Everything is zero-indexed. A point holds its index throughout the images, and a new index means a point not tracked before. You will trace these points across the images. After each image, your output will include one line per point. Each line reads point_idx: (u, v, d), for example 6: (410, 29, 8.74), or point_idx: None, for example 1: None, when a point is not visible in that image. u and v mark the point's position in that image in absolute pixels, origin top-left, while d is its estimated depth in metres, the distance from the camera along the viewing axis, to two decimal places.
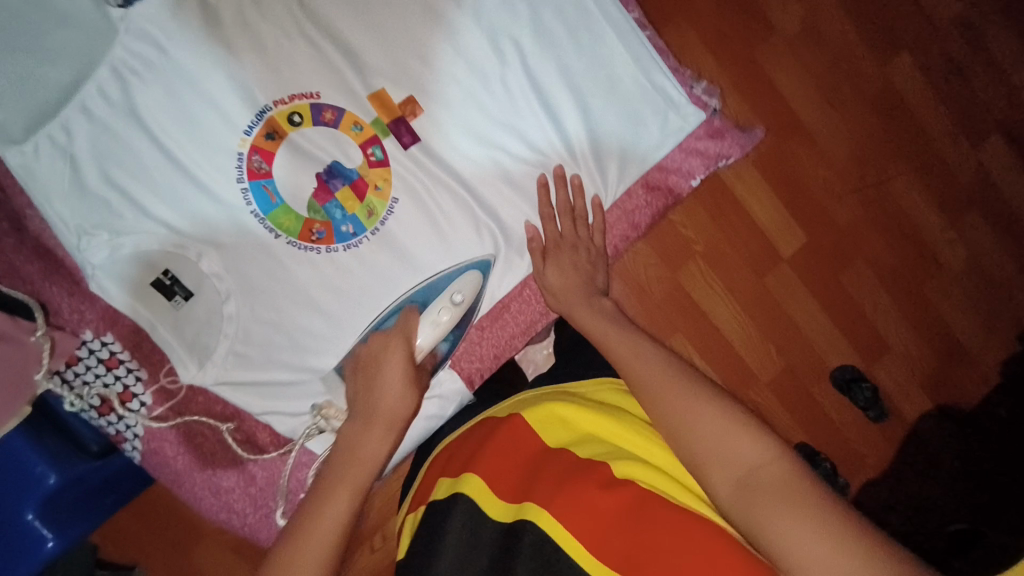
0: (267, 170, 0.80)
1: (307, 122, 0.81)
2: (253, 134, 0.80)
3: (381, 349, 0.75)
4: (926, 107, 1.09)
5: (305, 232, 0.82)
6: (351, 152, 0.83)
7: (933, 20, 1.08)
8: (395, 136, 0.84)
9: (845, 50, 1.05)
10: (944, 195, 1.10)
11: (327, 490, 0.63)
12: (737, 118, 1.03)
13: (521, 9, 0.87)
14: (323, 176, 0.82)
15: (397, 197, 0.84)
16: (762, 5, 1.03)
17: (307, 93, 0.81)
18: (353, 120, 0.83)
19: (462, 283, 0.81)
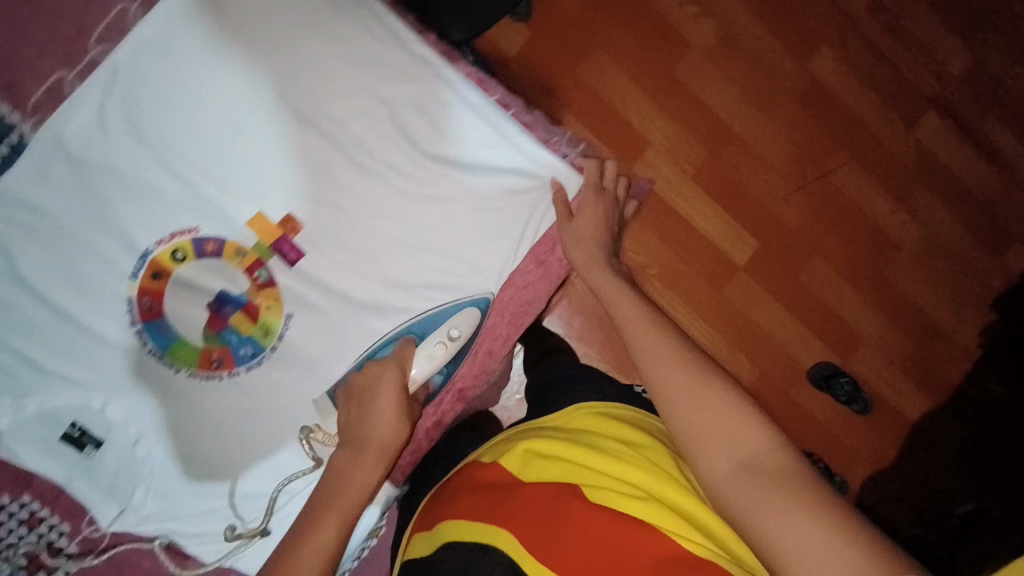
0: (159, 309, 0.76)
1: (191, 258, 0.77)
2: (140, 277, 0.76)
3: (372, 377, 0.75)
4: (855, 96, 1.09)
5: (203, 361, 0.77)
6: (237, 282, 0.78)
7: (846, 10, 1.08)
8: (280, 257, 0.78)
9: (763, 54, 1.06)
10: (888, 178, 1.10)
11: (314, 516, 0.66)
12: (666, 138, 1.04)
13: (367, 108, 0.78)
14: (215, 306, 0.77)
15: (289, 313, 0.79)
16: (672, 24, 1.03)
17: (186, 229, 0.77)
18: (236, 247, 0.78)
19: (461, 319, 0.79)
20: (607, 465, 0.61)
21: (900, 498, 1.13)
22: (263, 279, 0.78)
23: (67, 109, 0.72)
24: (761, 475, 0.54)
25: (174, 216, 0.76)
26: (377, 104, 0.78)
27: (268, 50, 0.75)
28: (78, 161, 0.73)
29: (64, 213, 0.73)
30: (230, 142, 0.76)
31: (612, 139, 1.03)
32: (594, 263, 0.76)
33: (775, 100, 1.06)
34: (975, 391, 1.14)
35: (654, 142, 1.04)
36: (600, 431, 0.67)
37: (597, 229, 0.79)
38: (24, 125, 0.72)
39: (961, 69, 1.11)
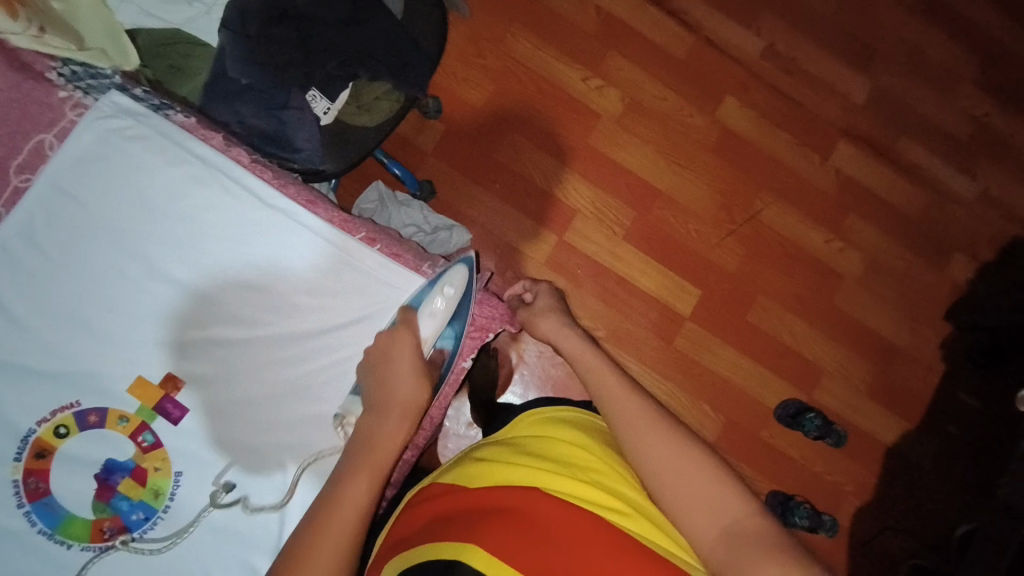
0: (46, 487, 0.72)
1: (74, 431, 0.73)
2: (24, 458, 0.71)
3: (389, 342, 0.71)
4: (767, 137, 1.13)
5: (95, 534, 0.72)
6: (123, 450, 0.74)
7: (743, 61, 1.13)
8: (164, 416, 0.75)
9: (671, 112, 1.10)
10: (815, 209, 1.13)
11: (349, 472, 0.62)
12: (593, 205, 1.08)
13: (230, 263, 0.78)
14: (103, 475, 0.72)
15: (179, 470, 0.74)
16: (580, 99, 1.09)
17: (67, 403, 0.73)
18: (119, 413, 0.74)
19: (451, 274, 0.74)
20: (566, 474, 0.58)
21: (893, 526, 1.09)
22: (148, 441, 0.74)
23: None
24: (744, 537, 0.51)
25: (49, 394, 0.73)
26: (243, 262, 0.78)
27: (131, 230, 0.77)
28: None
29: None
30: (105, 320, 0.76)
31: (539, 212, 1.06)
32: (562, 331, 0.74)
33: (690, 153, 1.10)
34: (946, 405, 1.12)
35: (581, 210, 1.07)
36: (554, 437, 0.63)
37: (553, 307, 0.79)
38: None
39: (865, 98, 1.16)
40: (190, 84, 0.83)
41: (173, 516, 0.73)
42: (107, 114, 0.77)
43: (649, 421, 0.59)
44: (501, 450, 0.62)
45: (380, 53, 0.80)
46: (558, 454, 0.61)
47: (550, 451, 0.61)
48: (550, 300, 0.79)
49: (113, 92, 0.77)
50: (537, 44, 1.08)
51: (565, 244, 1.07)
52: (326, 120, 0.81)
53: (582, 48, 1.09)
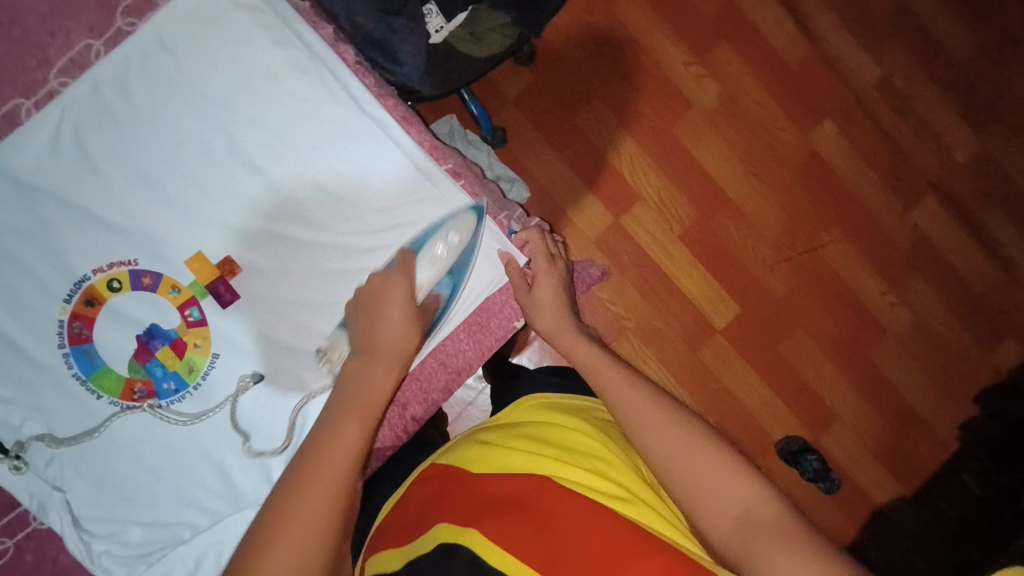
0: (89, 334, 0.74)
1: (127, 288, 0.74)
2: (73, 301, 0.73)
3: (383, 285, 0.71)
4: (854, 172, 1.07)
5: (126, 392, 0.74)
6: (169, 320, 0.75)
7: (853, 86, 1.07)
8: (214, 297, 0.75)
9: (764, 120, 1.05)
10: (880, 258, 1.09)
11: (338, 414, 0.61)
12: (657, 194, 1.04)
13: (312, 159, 0.76)
14: (144, 338, 0.74)
15: (217, 352, 0.75)
16: (675, 83, 1.04)
17: (125, 260, 0.74)
18: (171, 283, 0.75)
19: (457, 219, 0.74)
20: (573, 461, 0.58)
21: None
22: (195, 317, 0.75)
23: (18, 138, 0.72)
24: (753, 523, 0.47)
25: (110, 245, 0.74)
26: (325, 163, 0.76)
27: (220, 101, 0.74)
28: (25, 184, 0.72)
29: (4, 225, 0.72)
30: (177, 186, 0.75)
31: (602, 189, 1.03)
32: (561, 329, 0.72)
33: (772, 168, 1.06)
34: (948, 485, 1.10)
35: (645, 197, 1.04)
36: (562, 425, 0.63)
37: (556, 298, 0.75)
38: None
39: (966, 157, 1.10)
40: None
41: (203, 393, 0.75)
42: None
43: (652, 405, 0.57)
44: (506, 432, 0.63)
45: None
46: (563, 439, 0.61)
47: (546, 436, 0.62)
48: (551, 289, 0.75)
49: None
50: (648, 15, 1.03)
51: (619, 228, 1.04)
52: (435, 38, 0.75)
53: (693, 30, 1.03)
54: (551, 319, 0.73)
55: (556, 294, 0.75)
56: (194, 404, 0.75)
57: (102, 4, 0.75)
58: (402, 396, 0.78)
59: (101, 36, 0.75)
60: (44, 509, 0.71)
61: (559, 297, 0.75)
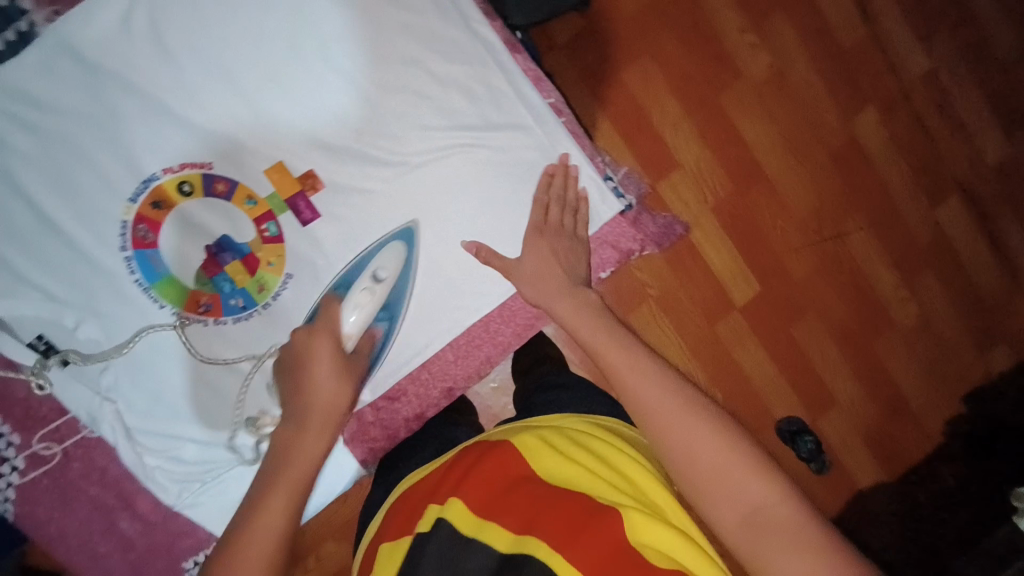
0: (153, 240, 0.71)
1: (199, 194, 0.71)
2: (139, 202, 0.71)
3: (307, 343, 0.63)
4: (889, 163, 1.08)
5: (191, 305, 0.72)
6: (242, 233, 0.72)
7: (901, 76, 1.06)
8: (294, 214, 0.73)
9: (811, 101, 1.04)
10: (899, 252, 1.11)
11: (268, 484, 0.55)
12: (696, 164, 1.02)
13: (409, 72, 0.74)
14: (214, 250, 0.72)
15: (290, 272, 0.73)
16: (729, 50, 1.01)
17: (199, 162, 0.71)
18: (247, 193, 0.72)
19: (386, 259, 0.70)
20: (614, 474, 0.55)
21: None
22: (270, 233, 0.73)
23: (85, 12, 0.68)
24: (766, 523, 0.48)
25: (181, 142, 0.71)
26: (416, 79, 0.74)
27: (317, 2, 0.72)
28: (91, 64, 0.69)
29: (68, 111, 0.68)
30: (263, 86, 0.72)
31: (643, 152, 1.01)
32: (561, 297, 0.66)
33: (811, 150, 1.05)
34: (929, 475, 1.16)
35: (683, 165, 1.02)
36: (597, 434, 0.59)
37: (556, 265, 0.69)
38: (36, 14, 0.68)
39: (996, 162, 1.11)
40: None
41: (273, 313, 0.73)
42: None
43: (678, 407, 0.53)
44: (568, 437, 0.58)
45: None
46: (631, 472, 0.55)
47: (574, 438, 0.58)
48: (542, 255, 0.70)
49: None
50: None
51: (655, 194, 1.02)
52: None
53: None
54: (538, 293, 0.68)
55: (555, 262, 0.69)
56: (262, 324, 0.73)
57: None
58: (476, 334, 0.79)
59: None
60: (96, 420, 0.71)
61: (558, 265, 0.69)
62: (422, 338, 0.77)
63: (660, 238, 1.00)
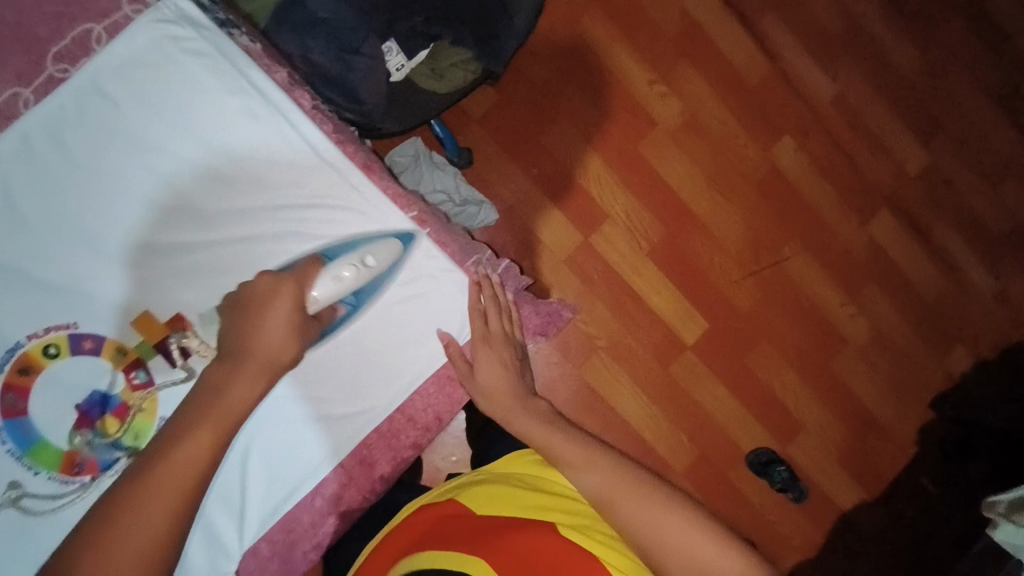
0: (24, 406, 0.59)
1: (66, 352, 0.60)
2: (6, 369, 0.58)
3: (253, 285, 0.59)
4: (813, 187, 1.10)
5: (66, 467, 0.59)
6: (108, 383, 0.60)
7: (810, 103, 1.09)
8: (165, 357, 0.61)
9: (727, 138, 1.07)
10: (841, 270, 1.12)
11: (184, 425, 0.51)
12: (626, 213, 1.04)
13: (269, 221, 0.64)
14: (87, 407, 0.60)
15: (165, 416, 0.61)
16: (640, 101, 1.04)
17: (64, 323, 0.60)
18: (117, 344, 0.61)
19: (379, 249, 0.64)
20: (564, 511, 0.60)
21: None
22: (139, 380, 0.61)
23: None
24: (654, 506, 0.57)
25: (14, 310, 0.59)
26: (273, 220, 0.64)
27: (154, 142, 0.62)
28: None
29: None
30: (108, 259, 0.61)
31: (571, 207, 1.03)
32: (512, 407, 0.69)
33: (735, 186, 1.07)
34: (908, 487, 1.14)
35: (613, 215, 1.04)
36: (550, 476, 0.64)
37: (506, 374, 0.69)
38: None
39: (917, 172, 1.14)
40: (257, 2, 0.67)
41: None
42: (167, 17, 0.62)
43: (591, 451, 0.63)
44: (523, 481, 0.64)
45: (467, 17, 0.74)
46: (570, 491, 0.62)
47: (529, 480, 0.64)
48: (493, 367, 0.69)
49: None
50: (612, 33, 1.02)
51: (589, 247, 1.04)
52: (395, 76, 0.75)
53: (657, 51, 1.03)
54: (499, 411, 0.69)
55: (504, 375, 0.69)
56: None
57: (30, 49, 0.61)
58: (370, 453, 0.68)
59: (30, 83, 0.61)
60: None
61: (509, 375, 0.70)
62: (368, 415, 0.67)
63: (544, 327, 0.84)
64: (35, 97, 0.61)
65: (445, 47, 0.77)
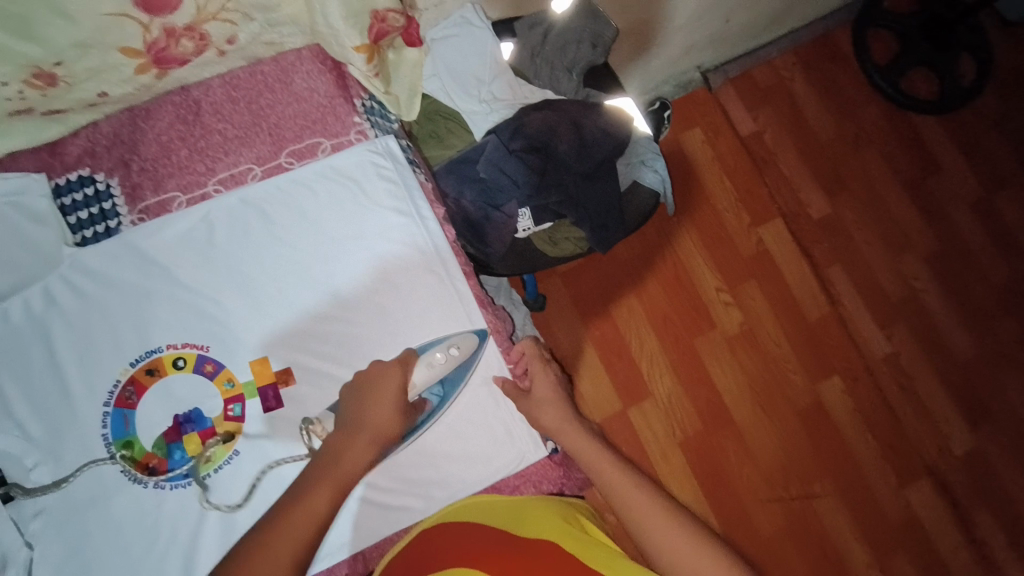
0: (135, 401, 0.60)
1: (189, 370, 0.62)
2: (137, 366, 0.61)
3: (376, 378, 0.61)
4: (855, 432, 1.12)
5: (140, 467, 0.59)
6: (209, 405, 0.61)
7: (863, 353, 1.16)
8: (262, 401, 0.62)
9: (779, 361, 1.12)
10: (870, 527, 1.08)
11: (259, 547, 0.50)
12: (668, 398, 1.08)
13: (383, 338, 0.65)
14: (181, 419, 0.61)
15: (240, 450, 0.61)
16: (706, 303, 1.13)
17: (199, 344, 0.62)
18: (229, 375, 0.62)
19: (463, 338, 0.65)
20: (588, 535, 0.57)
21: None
22: (233, 413, 0.61)
23: (157, 226, 0.62)
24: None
25: (195, 324, 0.62)
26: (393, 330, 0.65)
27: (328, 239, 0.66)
28: (147, 259, 0.62)
29: (103, 276, 0.61)
30: (248, 321, 0.63)
31: (620, 376, 1.08)
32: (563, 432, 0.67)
33: (777, 407, 1.11)
34: None
35: (654, 395, 1.08)
36: (566, 509, 0.62)
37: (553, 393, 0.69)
38: (127, 219, 0.63)
39: (962, 451, 1.14)
40: (438, 149, 0.78)
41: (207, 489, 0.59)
42: (378, 153, 0.67)
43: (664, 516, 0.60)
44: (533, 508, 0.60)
45: (590, 207, 0.75)
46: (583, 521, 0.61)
47: (542, 510, 0.60)
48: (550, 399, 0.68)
49: (392, 137, 0.68)
50: (694, 241, 1.15)
51: (624, 418, 1.07)
52: (520, 235, 0.77)
53: (731, 266, 1.14)
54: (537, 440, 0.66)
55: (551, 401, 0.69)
56: (196, 500, 0.59)
57: (273, 139, 0.66)
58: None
59: (263, 165, 0.66)
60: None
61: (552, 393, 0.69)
62: (419, 503, 0.63)
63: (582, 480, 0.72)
64: (263, 177, 0.66)
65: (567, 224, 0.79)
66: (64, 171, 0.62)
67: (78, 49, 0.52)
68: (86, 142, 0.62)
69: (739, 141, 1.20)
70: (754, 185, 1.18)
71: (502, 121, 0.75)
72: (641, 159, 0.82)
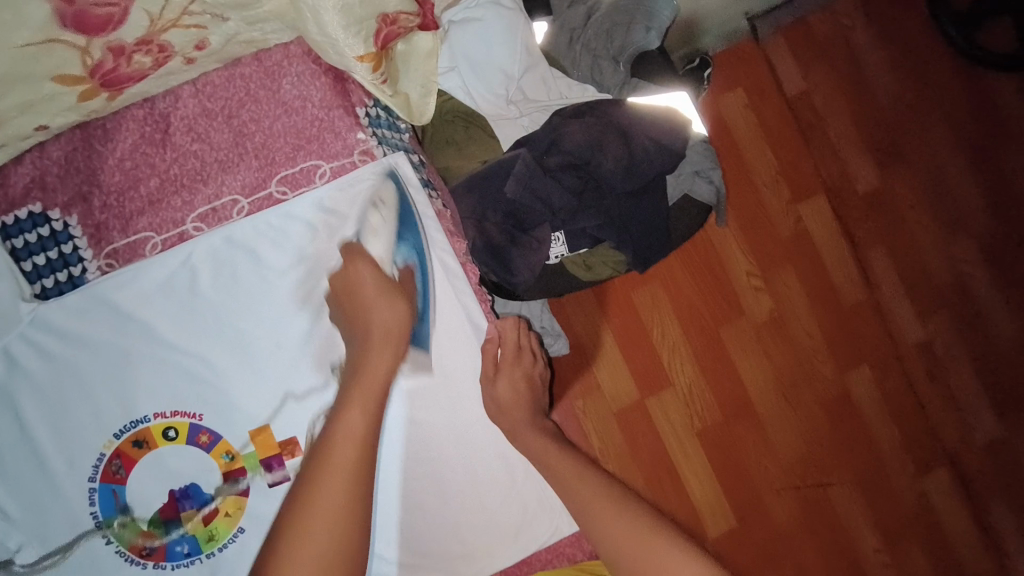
0: (123, 476, 0.65)
1: (181, 440, 0.66)
2: (121, 438, 0.65)
3: (345, 280, 0.66)
4: (879, 423, 1.09)
5: (136, 546, 0.65)
6: (208, 480, 0.66)
7: (896, 342, 1.10)
8: (267, 473, 0.67)
9: (810, 353, 1.07)
10: (883, 515, 1.08)
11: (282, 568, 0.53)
12: (690, 388, 1.04)
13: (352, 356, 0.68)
14: (177, 495, 0.65)
15: (243, 527, 0.67)
16: (736, 290, 1.05)
17: (191, 413, 0.66)
18: (227, 447, 0.67)
19: (382, 189, 0.68)
20: None
21: None
22: (235, 486, 0.67)
23: (125, 278, 0.64)
24: None
25: (179, 385, 0.66)
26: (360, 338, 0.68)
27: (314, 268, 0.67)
28: (121, 311, 0.64)
29: (73, 337, 0.64)
30: (237, 357, 0.66)
31: (642, 369, 1.03)
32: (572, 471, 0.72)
33: (802, 398, 1.07)
34: None
35: (675, 385, 1.03)
36: None
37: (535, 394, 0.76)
38: (90, 263, 0.64)
39: (985, 442, 1.12)
40: (457, 160, 0.79)
41: (214, 566, 0.66)
42: (388, 173, 0.68)
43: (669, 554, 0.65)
44: None
45: (635, 230, 0.75)
46: None
47: None
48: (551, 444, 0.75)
49: (402, 155, 0.69)
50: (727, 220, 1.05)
51: (644, 410, 1.02)
52: (552, 261, 0.78)
53: (767, 248, 1.06)
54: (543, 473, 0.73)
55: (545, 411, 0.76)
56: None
57: (263, 167, 0.65)
58: None
59: (250, 195, 0.65)
60: None
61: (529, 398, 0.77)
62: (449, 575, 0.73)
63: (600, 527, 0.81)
64: (251, 209, 0.66)
65: (605, 249, 0.78)
66: (9, 208, 0.62)
67: (3, 85, 0.48)
68: (30, 169, 0.62)
69: (785, 105, 1.07)
70: (799, 158, 1.07)
71: (538, 130, 0.77)
72: (695, 170, 0.80)
